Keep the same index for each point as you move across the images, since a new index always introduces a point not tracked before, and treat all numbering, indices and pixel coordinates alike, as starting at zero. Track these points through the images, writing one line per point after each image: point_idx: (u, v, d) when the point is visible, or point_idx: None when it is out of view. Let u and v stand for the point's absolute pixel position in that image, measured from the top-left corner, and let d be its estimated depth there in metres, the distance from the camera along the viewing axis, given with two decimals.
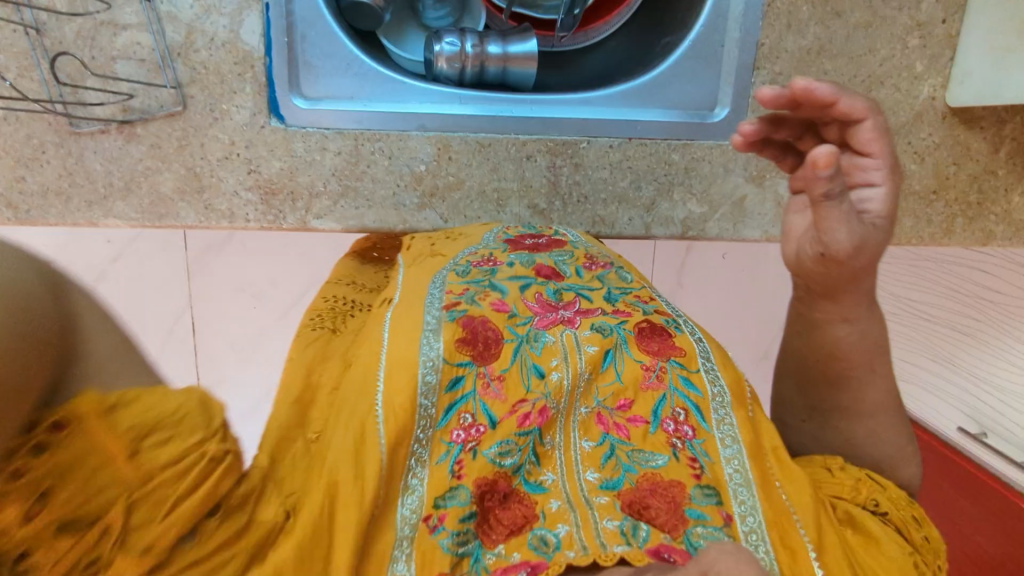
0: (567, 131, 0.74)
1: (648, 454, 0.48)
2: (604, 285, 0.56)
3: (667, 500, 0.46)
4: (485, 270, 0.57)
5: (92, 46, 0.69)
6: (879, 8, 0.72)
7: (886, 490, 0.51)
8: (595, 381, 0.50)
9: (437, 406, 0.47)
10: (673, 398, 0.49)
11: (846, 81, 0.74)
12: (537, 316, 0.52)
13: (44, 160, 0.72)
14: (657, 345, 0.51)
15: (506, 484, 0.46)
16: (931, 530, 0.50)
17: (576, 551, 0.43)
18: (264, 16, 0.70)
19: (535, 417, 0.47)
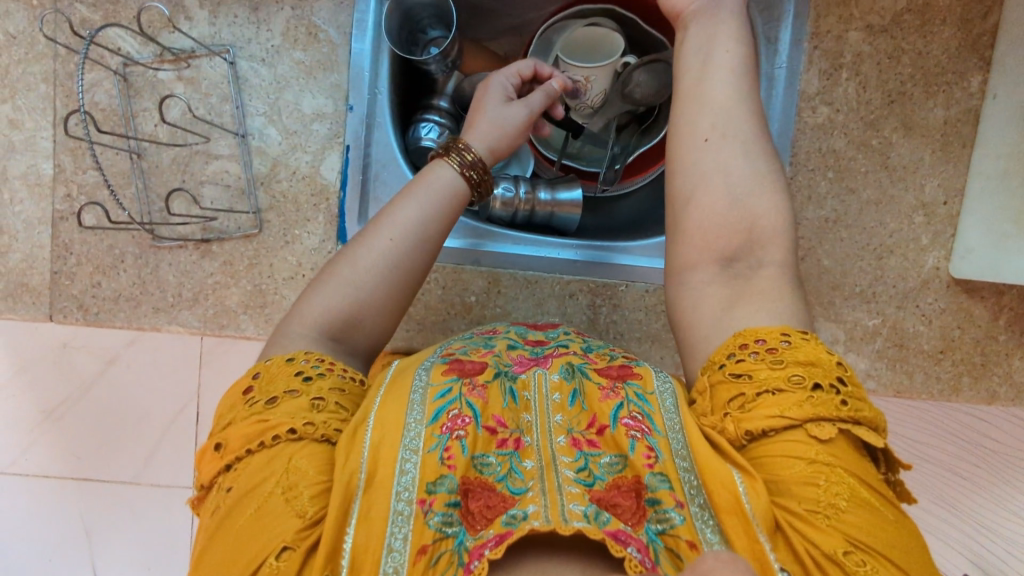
0: (607, 275, 0.81)
1: (614, 458, 0.51)
2: (581, 342, 0.63)
3: (632, 494, 0.48)
4: (483, 336, 0.64)
5: (184, 171, 0.76)
6: (888, 189, 0.81)
7: (752, 388, 0.51)
8: (564, 413, 0.54)
9: (425, 412, 0.51)
10: (631, 404, 0.54)
11: (860, 248, 0.82)
12: (517, 363, 0.59)
13: (122, 269, 0.77)
14: (616, 371, 0.57)
15: (490, 488, 0.48)
16: (806, 377, 0.50)
17: (541, 521, 0.43)
18: (344, 156, 0.78)
19: (513, 442, 0.51)
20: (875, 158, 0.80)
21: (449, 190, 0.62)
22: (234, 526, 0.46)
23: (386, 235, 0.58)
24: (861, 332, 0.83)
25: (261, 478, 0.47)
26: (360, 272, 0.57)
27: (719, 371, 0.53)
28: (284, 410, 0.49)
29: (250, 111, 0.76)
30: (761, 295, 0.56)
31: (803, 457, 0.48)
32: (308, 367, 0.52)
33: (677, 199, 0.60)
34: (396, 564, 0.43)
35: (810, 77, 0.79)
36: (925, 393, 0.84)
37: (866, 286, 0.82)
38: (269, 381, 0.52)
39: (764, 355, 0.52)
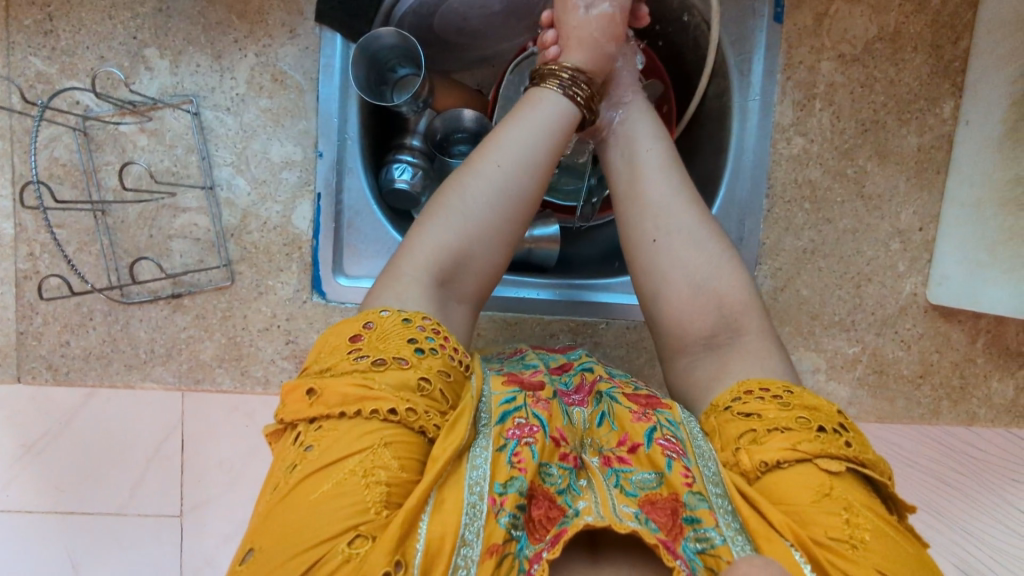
0: (588, 314, 0.81)
1: (648, 475, 0.50)
2: (602, 364, 0.63)
3: (667, 512, 0.48)
4: (514, 357, 0.63)
5: (151, 226, 0.74)
6: (864, 217, 0.81)
7: (760, 423, 0.51)
8: (593, 435, 0.55)
9: (492, 414, 0.50)
10: (663, 428, 0.53)
11: (839, 277, 0.82)
12: (559, 392, 0.57)
13: (91, 326, 0.75)
14: (644, 398, 0.56)
15: (551, 498, 0.48)
16: (811, 415, 0.51)
17: (594, 516, 0.46)
18: (315, 204, 0.76)
19: (573, 459, 0.51)
20: (851, 188, 0.80)
21: (559, 123, 0.61)
22: (308, 496, 0.43)
23: (499, 163, 0.58)
24: (842, 360, 0.83)
25: (346, 449, 0.44)
26: (473, 207, 0.57)
27: (726, 412, 0.53)
28: (389, 381, 0.47)
29: (217, 161, 0.75)
30: (751, 356, 0.57)
31: (822, 490, 0.47)
32: (422, 335, 0.50)
33: (648, 295, 0.61)
34: (464, 563, 0.43)
35: (784, 108, 0.79)
36: (906, 418, 0.84)
37: (845, 315, 0.82)
38: (380, 337, 0.50)
39: (770, 399, 0.52)
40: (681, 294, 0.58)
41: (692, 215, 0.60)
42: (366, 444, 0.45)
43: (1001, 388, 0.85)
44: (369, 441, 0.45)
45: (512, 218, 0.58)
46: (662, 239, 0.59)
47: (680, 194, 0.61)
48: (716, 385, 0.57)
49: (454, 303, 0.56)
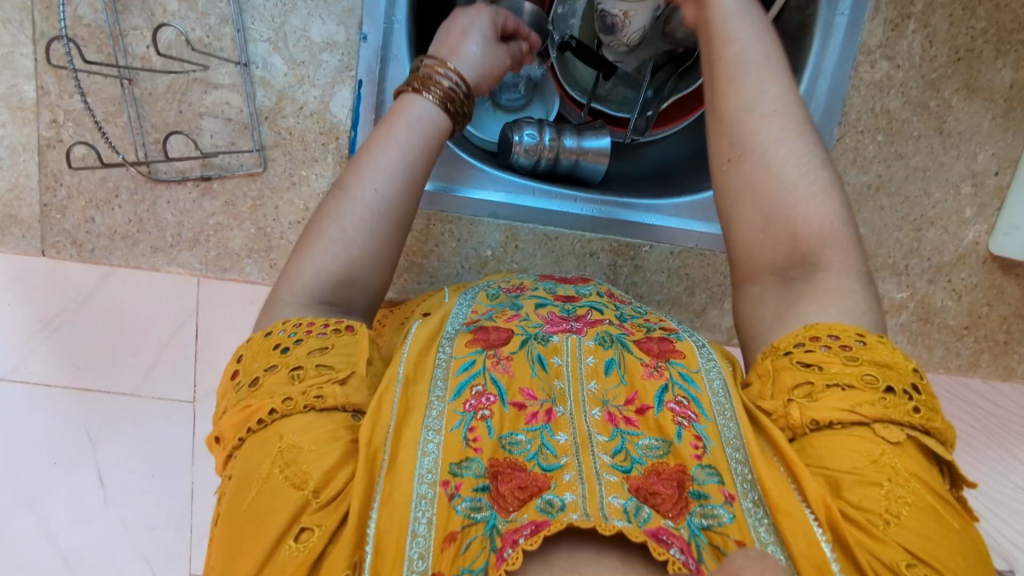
0: (633, 233, 0.77)
1: (655, 441, 0.46)
2: (615, 307, 0.58)
3: (674, 484, 0.43)
4: (510, 295, 0.59)
5: (180, 101, 0.70)
6: (939, 155, 0.75)
7: (815, 380, 0.47)
8: (599, 381, 0.50)
9: (448, 388, 0.48)
10: (676, 386, 0.49)
11: (900, 218, 0.77)
12: (548, 323, 0.54)
13: (116, 204, 0.72)
14: (657, 346, 0.52)
15: (522, 468, 0.43)
16: (876, 374, 0.46)
17: (581, 514, 0.39)
18: (356, 92, 0.71)
19: (545, 415, 0.47)
20: (931, 122, 0.74)
21: (433, 129, 0.58)
22: (238, 507, 0.42)
23: (373, 183, 0.54)
24: (888, 305, 0.80)
25: (257, 466, 0.43)
26: (355, 211, 0.53)
27: (784, 358, 0.49)
28: (266, 389, 0.46)
29: (252, 36, 0.69)
30: (827, 295, 0.51)
31: (869, 458, 0.44)
32: (285, 337, 0.48)
33: (722, 219, 0.57)
34: (420, 550, 0.39)
35: (874, 26, 0.72)
36: (943, 368, 0.82)
37: (900, 259, 0.78)
38: (252, 360, 0.48)
39: (836, 349, 0.48)
40: (749, 218, 0.54)
41: (776, 128, 0.55)
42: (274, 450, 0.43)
43: None
44: (276, 444, 0.44)
45: (385, 232, 0.54)
46: (735, 160, 0.55)
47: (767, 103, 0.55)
48: (781, 325, 0.52)
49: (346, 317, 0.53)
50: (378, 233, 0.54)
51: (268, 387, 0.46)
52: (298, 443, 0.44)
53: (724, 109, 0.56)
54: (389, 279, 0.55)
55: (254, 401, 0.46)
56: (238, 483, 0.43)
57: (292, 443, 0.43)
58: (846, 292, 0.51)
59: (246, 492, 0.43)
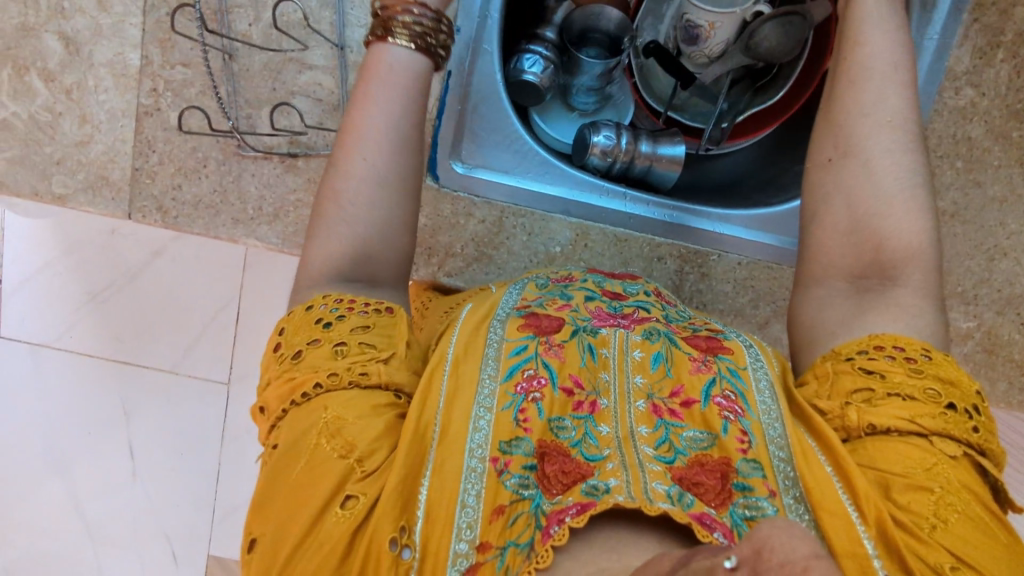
0: (701, 241, 0.78)
1: (700, 434, 0.47)
2: (663, 305, 0.58)
3: (718, 475, 0.45)
4: (559, 285, 0.59)
5: (275, 78, 0.72)
6: (1017, 187, 0.75)
7: (876, 389, 0.47)
8: (645, 376, 0.51)
9: (500, 368, 0.49)
10: (722, 381, 0.50)
11: (973, 246, 0.77)
12: (596, 317, 0.55)
13: (204, 174, 0.74)
14: (705, 343, 0.53)
15: (566, 453, 0.45)
16: (938, 390, 0.46)
17: (626, 496, 0.41)
18: (444, 83, 0.73)
19: (589, 406, 0.48)
20: (1012, 153, 0.74)
21: (414, 70, 0.53)
22: (282, 473, 0.43)
23: (363, 153, 0.50)
24: (954, 333, 0.79)
25: (302, 435, 0.43)
26: (357, 201, 0.50)
27: (845, 363, 0.49)
28: (310, 362, 0.45)
29: (350, 20, 0.72)
30: (898, 309, 0.50)
31: (923, 467, 0.44)
32: (327, 312, 0.47)
33: (808, 213, 0.57)
34: (469, 519, 0.42)
35: (962, 53, 0.72)
36: (1006, 402, 0.81)
37: (970, 288, 0.78)
38: (292, 330, 0.48)
39: (901, 360, 0.48)
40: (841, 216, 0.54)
41: (886, 140, 0.54)
42: (319, 420, 0.44)
43: None
44: (324, 415, 0.44)
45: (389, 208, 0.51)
46: (837, 160, 0.55)
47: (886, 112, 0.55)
48: (844, 331, 0.52)
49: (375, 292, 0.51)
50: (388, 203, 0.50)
51: (309, 361, 0.45)
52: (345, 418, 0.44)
53: (842, 108, 0.56)
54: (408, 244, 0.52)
55: (299, 372, 0.45)
56: (284, 450, 0.43)
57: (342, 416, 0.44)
58: (923, 306, 0.51)
59: (293, 458, 0.43)
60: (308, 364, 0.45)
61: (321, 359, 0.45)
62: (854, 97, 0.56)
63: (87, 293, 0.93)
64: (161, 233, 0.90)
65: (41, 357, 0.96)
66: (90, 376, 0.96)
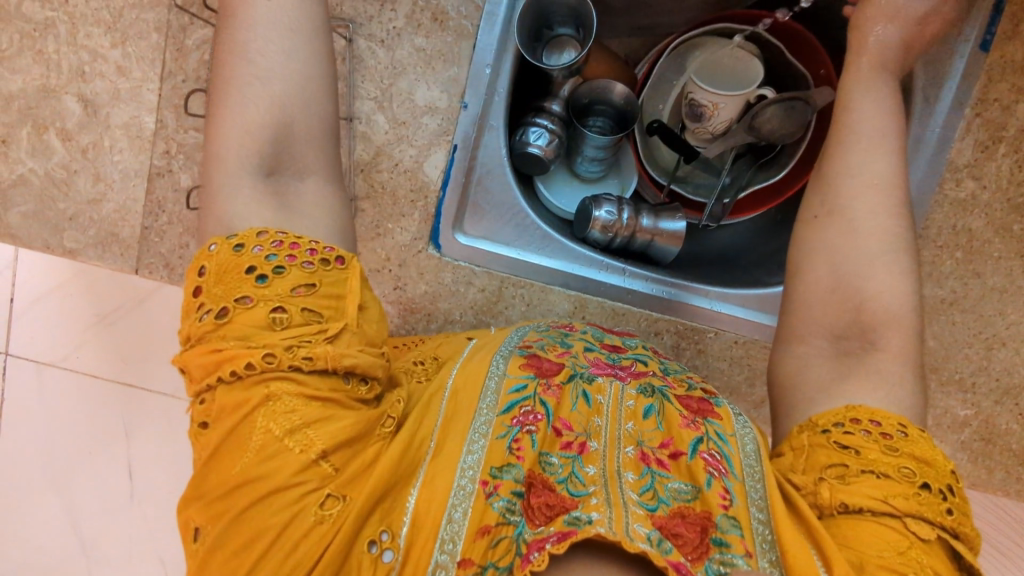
0: (699, 318, 0.78)
1: (684, 487, 0.48)
2: (660, 361, 0.61)
3: (697, 529, 0.46)
4: (560, 332, 0.63)
5: None
6: (1017, 279, 0.75)
7: (851, 464, 0.48)
8: (635, 422, 0.53)
9: (499, 401, 0.50)
10: (709, 441, 0.51)
11: (972, 334, 0.76)
12: (593, 365, 0.57)
13: None
14: (696, 404, 0.55)
15: (552, 488, 0.47)
16: (916, 471, 0.47)
17: (606, 528, 0.43)
18: (450, 155, 0.74)
19: (578, 446, 0.50)
20: (1013, 245, 0.74)
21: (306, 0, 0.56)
22: (231, 467, 0.42)
23: (254, 72, 0.52)
24: (951, 420, 0.78)
25: (246, 419, 0.42)
26: (268, 83, 0.52)
27: (821, 435, 0.51)
28: (245, 330, 0.44)
29: (359, 93, 0.73)
30: (876, 376, 0.53)
31: (898, 546, 0.44)
32: (262, 261, 0.45)
33: (792, 270, 0.61)
34: (452, 533, 0.43)
35: (963, 146, 0.72)
36: (1002, 491, 0.80)
37: (968, 375, 0.77)
38: (219, 280, 0.45)
39: (876, 436, 0.49)
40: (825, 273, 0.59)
41: (873, 203, 0.59)
42: (266, 400, 0.42)
43: None
44: (270, 396, 0.43)
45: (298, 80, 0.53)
46: (823, 216, 0.61)
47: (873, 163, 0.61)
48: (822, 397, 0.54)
49: (298, 180, 0.53)
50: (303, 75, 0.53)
51: (238, 319, 0.44)
52: (295, 406, 0.43)
53: (831, 166, 0.62)
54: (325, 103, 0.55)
55: (232, 339, 0.44)
56: (229, 432, 0.42)
57: (288, 395, 0.43)
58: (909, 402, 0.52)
59: (240, 444, 0.42)
60: (236, 323, 0.44)
61: (246, 305, 0.44)
62: (842, 160, 0.62)
63: (96, 315, 1.13)
64: (140, 287, 1.10)
65: (44, 374, 1.13)
66: (103, 397, 1.12)
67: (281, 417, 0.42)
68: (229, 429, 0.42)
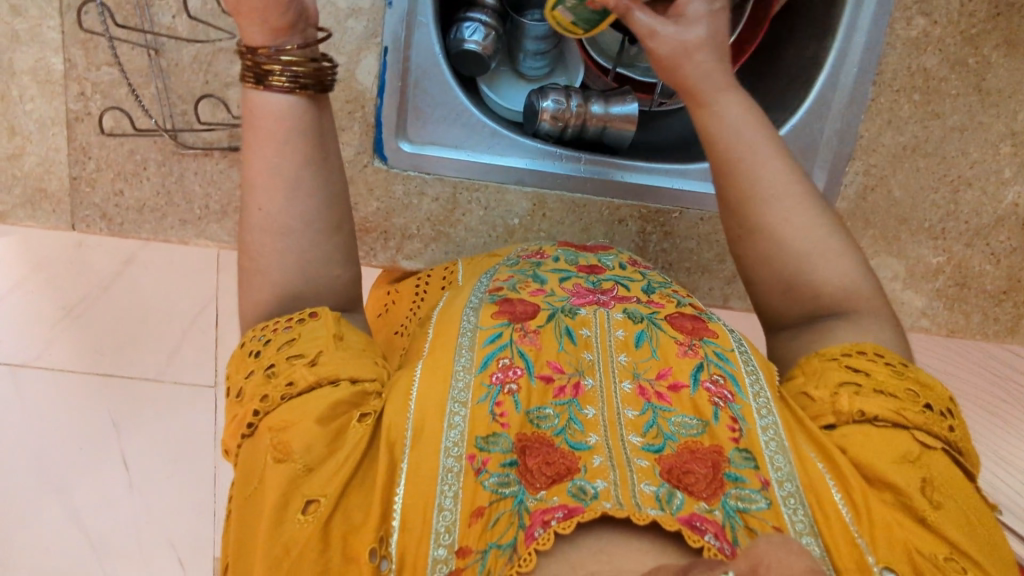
0: (664, 200, 0.76)
1: (690, 420, 0.42)
2: (643, 278, 0.55)
3: (709, 464, 0.39)
4: (530, 262, 0.56)
5: (207, 71, 0.69)
6: (978, 115, 0.74)
7: (863, 382, 0.44)
8: (629, 354, 0.46)
9: (474, 358, 0.44)
10: (710, 364, 0.45)
11: (936, 179, 0.75)
12: (574, 296, 0.51)
13: (145, 176, 0.72)
14: (690, 323, 0.48)
15: (549, 443, 0.40)
16: (929, 394, 0.44)
17: (615, 503, 0.36)
18: (382, 59, 0.70)
19: (572, 389, 0.43)
20: (970, 80, 0.72)
21: (300, 113, 0.44)
22: (236, 516, 0.39)
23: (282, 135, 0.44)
24: (923, 269, 0.78)
25: (249, 470, 0.40)
26: (284, 196, 0.44)
27: (830, 360, 0.47)
28: (248, 394, 0.42)
29: None
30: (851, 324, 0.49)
31: (908, 457, 0.41)
32: (257, 342, 0.44)
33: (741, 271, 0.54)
34: (449, 522, 0.37)
35: None
36: (980, 333, 0.81)
37: (937, 221, 0.77)
38: (238, 368, 0.44)
39: (881, 360, 0.46)
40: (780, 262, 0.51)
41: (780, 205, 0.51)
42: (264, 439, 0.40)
43: None
44: (263, 433, 0.40)
45: (316, 189, 0.45)
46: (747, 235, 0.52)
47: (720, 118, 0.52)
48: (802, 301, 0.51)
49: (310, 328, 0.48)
50: (299, 256, 0.45)
51: (247, 389, 0.42)
52: (289, 439, 0.39)
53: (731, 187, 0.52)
54: (343, 277, 0.47)
55: (241, 403, 0.42)
56: (236, 488, 0.40)
57: (273, 432, 0.40)
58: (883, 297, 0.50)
59: (243, 493, 0.39)
60: (246, 394, 0.42)
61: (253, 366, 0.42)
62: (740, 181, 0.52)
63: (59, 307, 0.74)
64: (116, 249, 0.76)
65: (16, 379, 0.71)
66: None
67: (269, 448, 0.39)
68: (237, 483, 0.40)
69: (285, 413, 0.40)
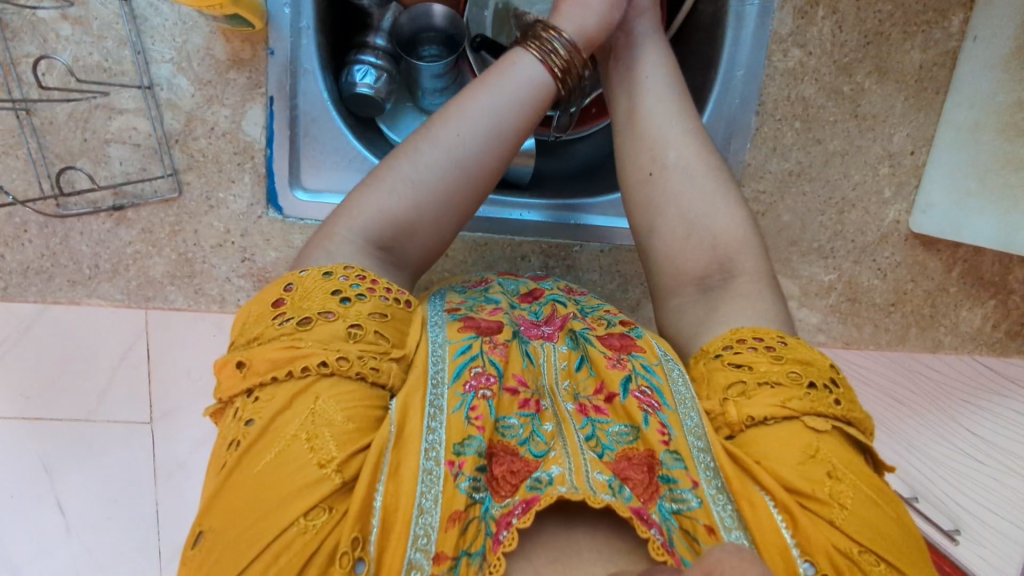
0: (562, 235, 0.78)
1: (625, 428, 0.48)
2: (576, 303, 0.60)
3: (644, 469, 0.45)
4: (479, 288, 0.59)
5: (84, 128, 0.67)
6: (855, 139, 0.77)
7: (763, 376, 0.48)
8: (572, 379, 0.52)
9: (447, 369, 0.47)
10: (638, 376, 0.50)
11: (823, 202, 0.79)
12: (522, 326, 0.55)
13: (26, 239, 0.69)
14: (618, 341, 0.54)
15: (513, 452, 0.44)
16: (810, 369, 0.48)
17: (568, 487, 0.41)
18: (268, 109, 0.70)
19: (534, 404, 0.48)
20: (845, 107, 0.76)
21: (533, 97, 0.56)
22: (246, 473, 0.40)
23: (455, 129, 0.54)
24: (817, 287, 0.81)
25: (268, 447, 0.41)
26: (412, 170, 0.53)
27: (715, 360, 0.51)
28: (318, 335, 0.44)
29: (153, 57, 0.67)
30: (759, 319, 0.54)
31: (807, 451, 0.45)
32: (346, 285, 0.47)
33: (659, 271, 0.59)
34: (426, 526, 0.40)
35: (784, 15, 0.73)
36: (873, 345, 0.84)
37: (826, 242, 0.80)
38: (303, 296, 0.47)
39: (762, 349, 0.49)
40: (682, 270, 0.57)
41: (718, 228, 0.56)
42: (307, 407, 0.42)
43: (969, 318, 0.84)
44: (306, 393, 0.42)
45: (476, 150, 0.54)
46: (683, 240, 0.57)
47: (690, 167, 0.58)
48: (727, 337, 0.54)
49: (399, 246, 0.52)
50: (413, 200, 0.52)
51: (313, 333, 0.44)
52: (332, 421, 0.42)
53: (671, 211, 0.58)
54: (424, 231, 0.53)
55: (301, 347, 0.43)
56: (245, 448, 0.41)
57: (323, 402, 0.42)
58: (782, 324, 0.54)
59: (256, 456, 0.41)
60: (312, 336, 0.44)
61: (342, 314, 0.46)
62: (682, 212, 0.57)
63: None
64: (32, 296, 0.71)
65: None
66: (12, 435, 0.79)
67: (304, 423, 0.42)
68: (248, 445, 0.41)
69: (340, 392, 0.43)
